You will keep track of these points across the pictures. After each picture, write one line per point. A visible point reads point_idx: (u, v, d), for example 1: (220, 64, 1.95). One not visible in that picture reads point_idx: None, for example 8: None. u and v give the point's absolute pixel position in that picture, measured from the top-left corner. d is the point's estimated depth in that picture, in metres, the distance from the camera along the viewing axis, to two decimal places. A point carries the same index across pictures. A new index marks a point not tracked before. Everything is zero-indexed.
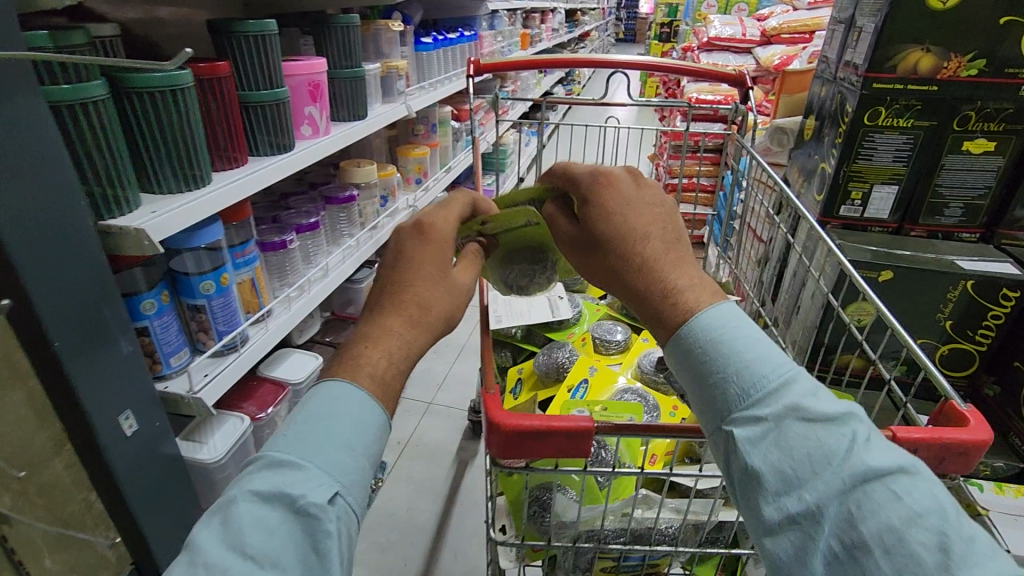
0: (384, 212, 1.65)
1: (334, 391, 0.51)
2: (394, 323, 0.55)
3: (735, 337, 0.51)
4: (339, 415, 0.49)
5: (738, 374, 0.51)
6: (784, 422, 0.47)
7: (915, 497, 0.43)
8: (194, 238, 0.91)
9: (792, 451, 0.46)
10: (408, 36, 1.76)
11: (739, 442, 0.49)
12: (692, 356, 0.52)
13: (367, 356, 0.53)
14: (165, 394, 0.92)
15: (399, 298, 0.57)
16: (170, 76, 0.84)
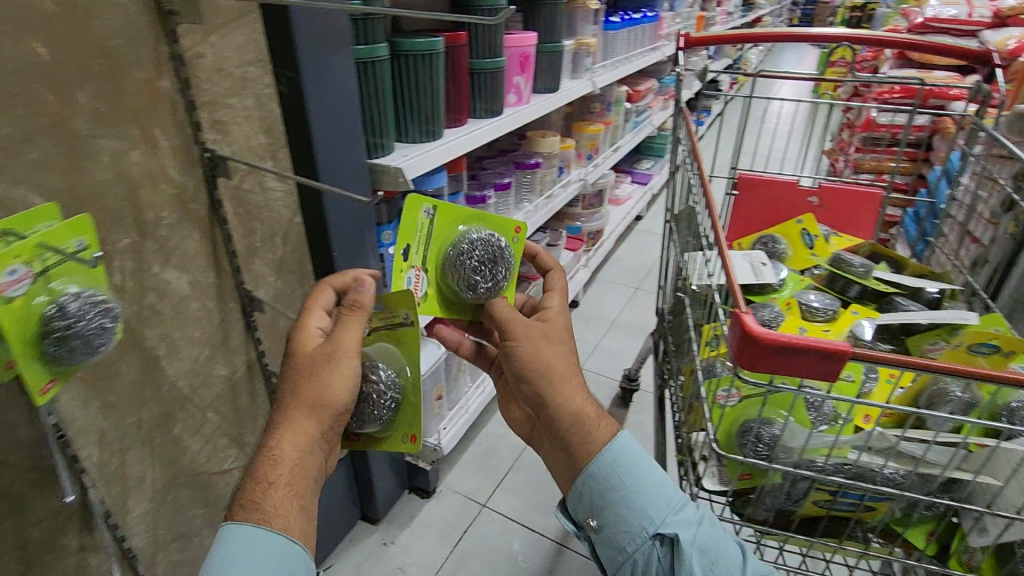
0: (560, 183, 1.75)
1: (232, 534, 0.55)
2: (271, 424, 0.60)
3: (636, 488, 0.63)
4: (246, 558, 0.53)
5: (651, 495, 0.63)
6: (705, 526, 0.61)
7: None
8: (427, 182, 1.05)
9: (713, 562, 0.60)
10: (600, 15, 1.81)
11: (674, 551, 0.60)
12: (635, 469, 0.63)
13: (266, 463, 0.57)
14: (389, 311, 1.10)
15: (278, 390, 0.62)
16: (428, 42, 0.97)
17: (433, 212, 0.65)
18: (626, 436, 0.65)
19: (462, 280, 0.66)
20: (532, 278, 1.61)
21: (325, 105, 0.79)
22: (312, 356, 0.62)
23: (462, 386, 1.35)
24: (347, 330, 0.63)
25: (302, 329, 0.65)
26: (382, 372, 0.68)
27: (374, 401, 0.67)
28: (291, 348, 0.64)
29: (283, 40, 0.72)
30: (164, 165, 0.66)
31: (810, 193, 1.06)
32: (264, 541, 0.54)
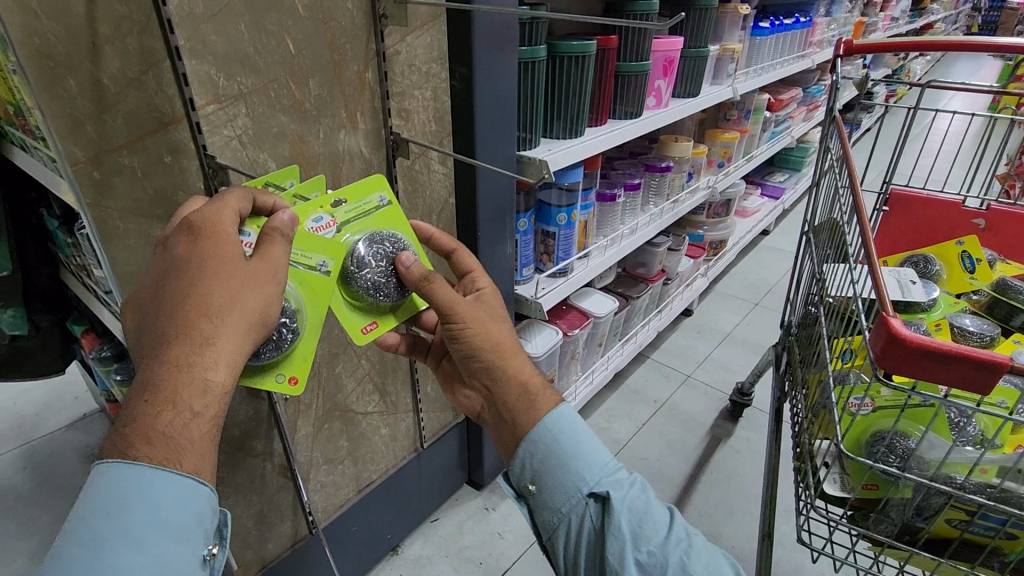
0: (688, 188, 1.74)
1: (116, 474, 0.43)
2: (180, 347, 0.45)
3: (570, 451, 0.64)
4: (144, 503, 0.43)
5: (585, 459, 0.64)
6: (636, 498, 0.62)
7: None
8: (567, 176, 1.12)
9: (643, 526, 0.60)
10: (750, 20, 1.77)
11: (606, 510, 0.61)
12: (569, 436, 0.65)
13: (180, 379, 0.45)
14: (517, 294, 1.18)
15: (182, 303, 0.46)
16: (581, 45, 1.03)
17: (386, 202, 0.68)
18: (566, 407, 0.67)
19: (362, 270, 0.63)
20: (650, 279, 1.63)
21: (489, 99, 0.88)
22: (221, 265, 0.48)
23: (573, 374, 1.40)
24: (270, 260, 0.51)
25: (216, 229, 0.49)
26: (286, 311, 0.57)
27: (275, 339, 0.57)
28: (199, 261, 0.48)
29: (462, 40, 0.83)
30: (359, 143, 0.79)
31: (976, 214, 0.98)
32: (163, 484, 0.44)
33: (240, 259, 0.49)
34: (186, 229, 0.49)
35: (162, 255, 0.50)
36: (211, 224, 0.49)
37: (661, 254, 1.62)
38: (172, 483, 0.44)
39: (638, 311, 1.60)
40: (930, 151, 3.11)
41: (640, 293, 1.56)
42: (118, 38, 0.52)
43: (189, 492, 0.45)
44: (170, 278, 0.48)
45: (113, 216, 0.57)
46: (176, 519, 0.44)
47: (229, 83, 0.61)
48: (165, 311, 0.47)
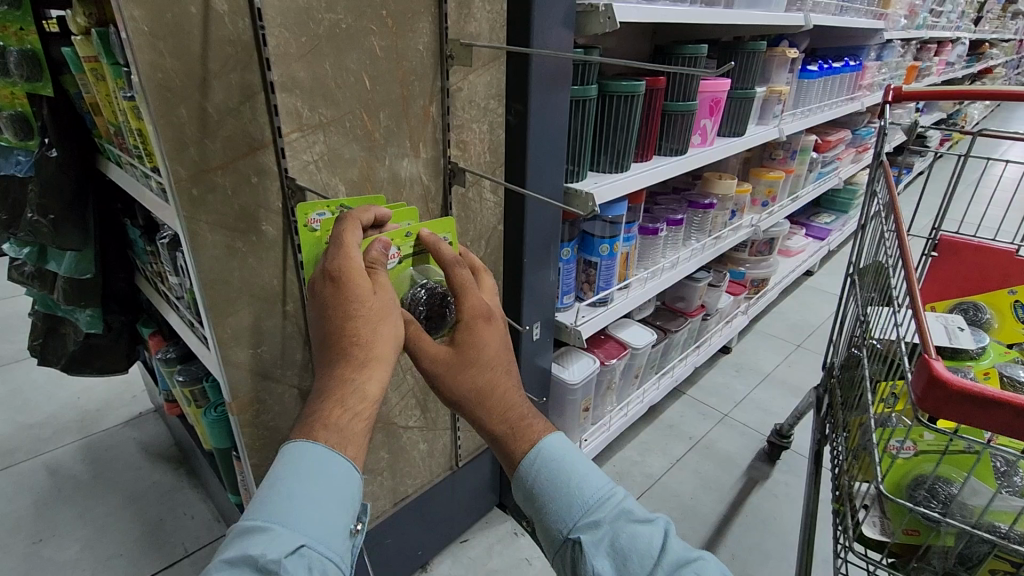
0: (731, 226, 1.75)
1: (300, 451, 0.51)
2: (343, 368, 0.53)
3: (548, 488, 0.62)
4: (315, 472, 0.50)
5: (564, 498, 0.61)
6: (618, 525, 0.58)
7: (670, 543, 0.57)
8: (611, 209, 1.15)
9: (626, 558, 0.56)
10: (797, 63, 1.80)
11: (577, 548, 0.58)
12: (557, 477, 0.62)
13: (345, 390, 0.52)
14: (557, 320, 1.21)
15: (337, 337, 0.54)
16: (631, 84, 1.08)
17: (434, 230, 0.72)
18: (546, 445, 0.64)
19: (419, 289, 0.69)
20: (689, 314, 1.63)
21: (541, 133, 0.93)
22: (350, 297, 0.54)
23: (608, 404, 1.40)
24: (388, 290, 0.58)
25: (352, 268, 0.55)
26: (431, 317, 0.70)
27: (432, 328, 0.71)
28: (342, 300, 0.54)
29: (520, 80, 0.88)
30: (420, 171, 0.84)
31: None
32: (329, 464, 0.51)
33: (369, 291, 0.55)
34: (325, 270, 0.55)
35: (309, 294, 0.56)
36: (347, 264, 0.55)
37: (701, 289, 1.63)
38: (337, 467, 0.51)
39: (676, 346, 1.60)
40: (985, 198, 3.02)
41: (678, 327, 1.56)
42: (224, 73, 0.59)
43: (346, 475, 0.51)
44: (322, 312, 0.55)
45: (203, 228, 0.64)
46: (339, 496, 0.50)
47: (312, 114, 0.68)
48: (328, 343, 0.54)
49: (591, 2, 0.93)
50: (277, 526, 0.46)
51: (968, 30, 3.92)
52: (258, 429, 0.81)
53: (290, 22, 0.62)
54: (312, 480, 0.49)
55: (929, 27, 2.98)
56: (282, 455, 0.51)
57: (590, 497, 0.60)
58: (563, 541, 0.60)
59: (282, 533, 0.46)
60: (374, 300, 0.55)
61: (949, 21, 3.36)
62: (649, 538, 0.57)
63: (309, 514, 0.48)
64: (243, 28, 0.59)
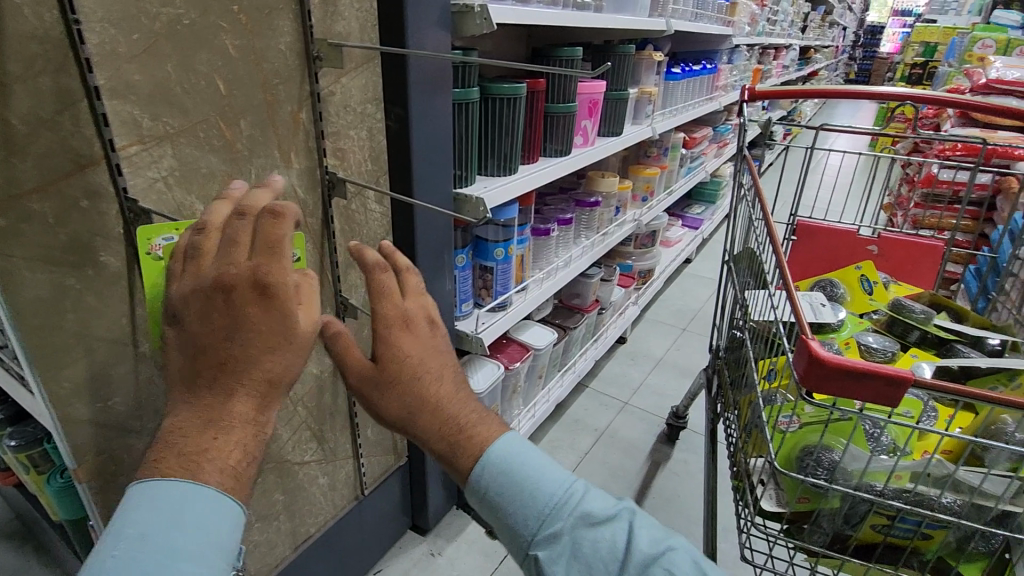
0: (616, 221, 1.82)
1: (153, 492, 0.42)
2: (238, 398, 0.45)
3: (502, 498, 0.57)
4: (180, 514, 0.42)
5: (518, 505, 0.56)
6: (578, 533, 0.55)
7: (636, 535, 0.55)
8: (502, 212, 1.14)
9: (591, 565, 0.54)
10: (662, 66, 1.91)
11: (541, 558, 0.54)
12: (507, 484, 0.57)
13: (237, 421, 0.45)
14: (457, 330, 1.18)
15: (229, 361, 0.45)
16: (512, 87, 1.08)
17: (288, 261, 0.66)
18: (492, 451, 0.58)
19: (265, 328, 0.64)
20: (585, 309, 1.67)
21: (425, 138, 0.90)
22: (259, 322, 0.45)
23: (515, 407, 1.40)
24: (309, 316, 0.49)
25: (284, 284, 0.46)
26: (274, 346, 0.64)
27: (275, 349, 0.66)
28: (253, 325, 0.45)
29: (397, 82, 0.84)
30: (293, 183, 0.77)
31: (871, 240, 1.09)
32: (196, 500, 0.43)
33: (289, 321, 0.46)
34: (252, 276, 0.45)
35: (216, 298, 0.45)
36: (282, 282, 0.46)
37: (594, 285, 1.68)
38: (210, 502, 0.43)
39: (576, 342, 1.64)
40: (823, 185, 3.45)
41: (576, 324, 1.60)
42: (29, 77, 0.49)
43: (217, 507, 0.44)
44: (229, 326, 0.45)
45: (19, 265, 0.53)
46: (215, 527, 0.43)
47: (154, 124, 0.59)
48: (223, 364, 0.45)
49: (465, 3, 0.90)
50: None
51: (797, 37, 4.46)
52: (118, 492, 0.69)
53: (115, 16, 0.53)
54: (182, 520, 0.42)
55: (767, 34, 3.34)
56: (125, 505, 0.42)
57: (548, 503, 0.56)
58: (523, 552, 0.56)
59: None
60: (294, 331, 0.46)
61: (782, 29, 3.80)
62: (614, 539, 0.55)
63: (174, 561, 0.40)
64: (51, 21, 0.49)
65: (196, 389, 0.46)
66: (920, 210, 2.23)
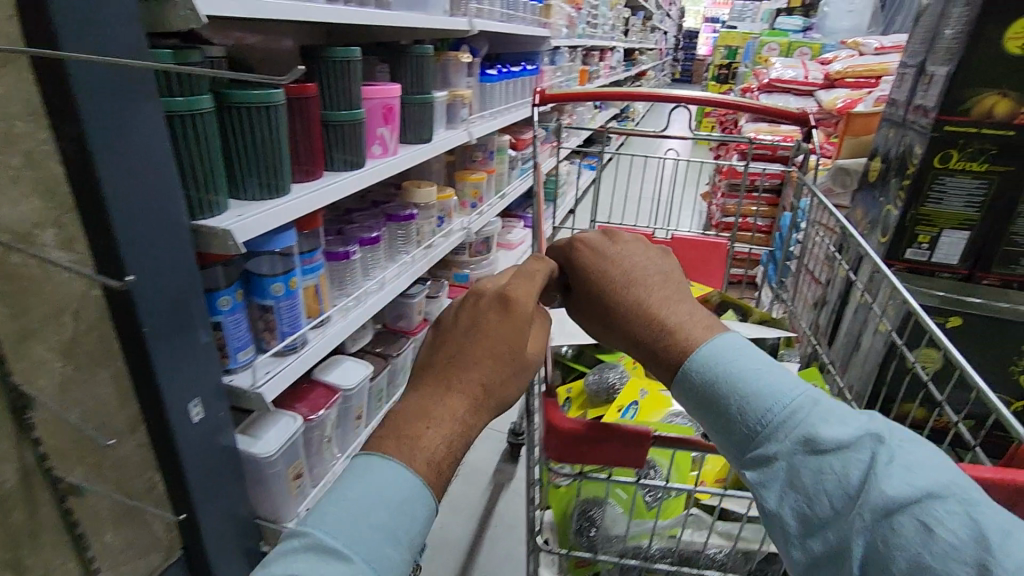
0: (440, 232, 1.71)
1: (375, 466, 0.47)
2: (456, 398, 0.50)
3: (721, 397, 0.55)
4: (376, 494, 0.45)
5: (755, 406, 0.53)
6: (796, 459, 0.50)
7: (881, 469, 0.46)
8: (272, 241, 0.98)
9: (811, 489, 0.48)
10: (474, 67, 1.84)
11: (772, 462, 0.51)
12: (716, 397, 0.55)
13: (440, 401, 0.50)
14: (230, 386, 0.98)
15: (445, 368, 0.52)
16: (264, 93, 0.91)
17: None
18: (701, 353, 0.57)
19: None
20: (411, 332, 1.54)
21: (122, 161, 0.69)
22: (480, 313, 0.56)
23: (329, 457, 1.23)
24: (513, 317, 0.56)
25: (522, 301, 0.57)
26: None
27: None
28: (476, 323, 0.56)
29: (58, 91, 0.63)
30: None
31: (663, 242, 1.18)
32: (388, 485, 0.46)
33: (501, 317, 0.56)
34: (495, 297, 0.57)
35: (468, 308, 0.58)
36: (520, 300, 0.57)
37: (419, 304, 1.55)
38: (402, 485, 0.46)
39: (403, 369, 1.50)
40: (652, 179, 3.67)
41: (400, 350, 1.47)
42: None
43: (409, 505, 0.45)
44: (461, 356, 0.53)
45: None
46: (398, 514, 0.45)
47: None
48: (440, 372, 0.53)
49: None
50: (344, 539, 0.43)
51: (621, 39, 4.74)
52: None
53: None
54: (391, 505, 0.45)
55: (589, 36, 3.47)
56: (346, 472, 0.47)
57: (768, 419, 0.52)
58: (747, 453, 0.54)
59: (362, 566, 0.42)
60: (519, 346, 0.55)
61: (605, 31, 3.99)
62: (844, 472, 0.47)
63: (375, 541, 0.43)
64: None
65: (421, 381, 0.53)
66: (727, 200, 2.42)
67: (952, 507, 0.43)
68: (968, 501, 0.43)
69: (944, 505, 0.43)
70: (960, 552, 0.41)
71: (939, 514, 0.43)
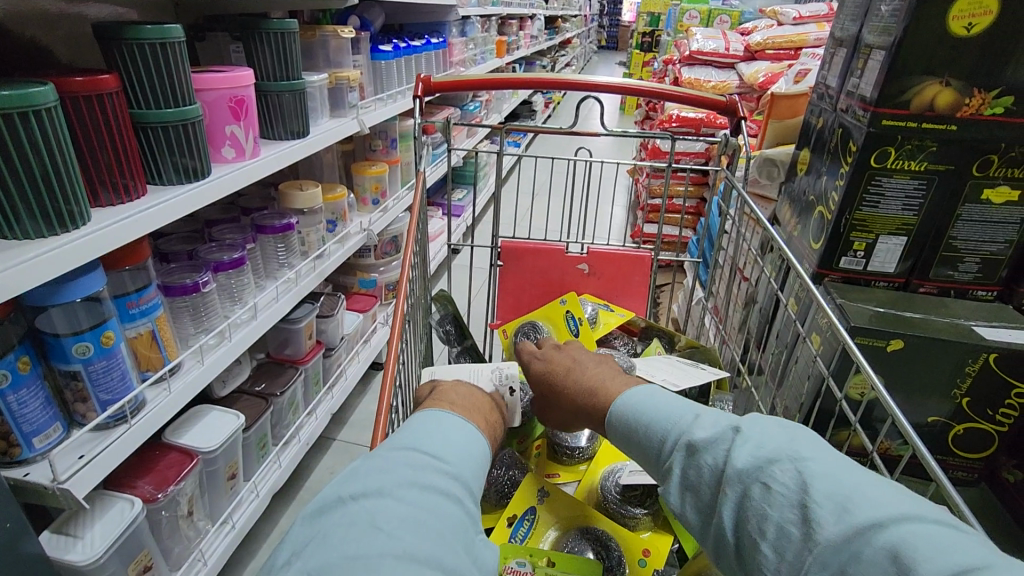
0: (333, 238, 1.47)
1: (443, 422, 0.53)
2: (466, 398, 0.62)
3: (642, 424, 0.59)
4: (446, 433, 0.51)
5: (658, 422, 0.58)
6: (686, 462, 0.53)
7: (737, 453, 0.50)
8: (65, 292, 0.75)
9: (699, 477, 0.52)
10: (364, 42, 1.60)
11: (687, 464, 0.53)
12: (630, 436, 0.60)
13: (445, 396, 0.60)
14: (21, 483, 0.74)
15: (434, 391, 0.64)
16: (22, 95, 0.66)
17: None
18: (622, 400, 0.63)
19: None
20: (301, 361, 1.32)
21: None
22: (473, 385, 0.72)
23: (192, 532, 1.01)
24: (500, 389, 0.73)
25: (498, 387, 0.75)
26: None
27: None
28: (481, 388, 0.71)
29: None
30: None
31: (574, 259, 1.19)
32: (452, 426, 0.53)
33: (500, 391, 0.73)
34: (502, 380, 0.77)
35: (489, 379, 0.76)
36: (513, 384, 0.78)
37: (308, 327, 1.33)
38: (460, 430, 0.53)
39: (292, 405, 1.29)
40: None
41: (286, 386, 1.25)
42: None
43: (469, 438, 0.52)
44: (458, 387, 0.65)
45: None
46: (465, 445, 0.50)
47: None
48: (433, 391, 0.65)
49: None
50: (440, 464, 0.45)
51: (540, 6, 4.49)
52: None
53: None
54: (466, 446, 0.50)
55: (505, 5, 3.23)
56: (416, 421, 0.53)
57: (661, 438, 0.57)
58: (664, 456, 0.56)
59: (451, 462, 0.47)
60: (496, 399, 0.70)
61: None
62: (716, 462, 0.51)
63: (464, 470, 0.47)
64: None
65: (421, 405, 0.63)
66: (652, 181, 2.32)
67: (789, 465, 0.47)
68: (798, 461, 0.47)
69: (782, 465, 0.47)
70: (789, 502, 0.45)
71: (772, 474, 0.47)
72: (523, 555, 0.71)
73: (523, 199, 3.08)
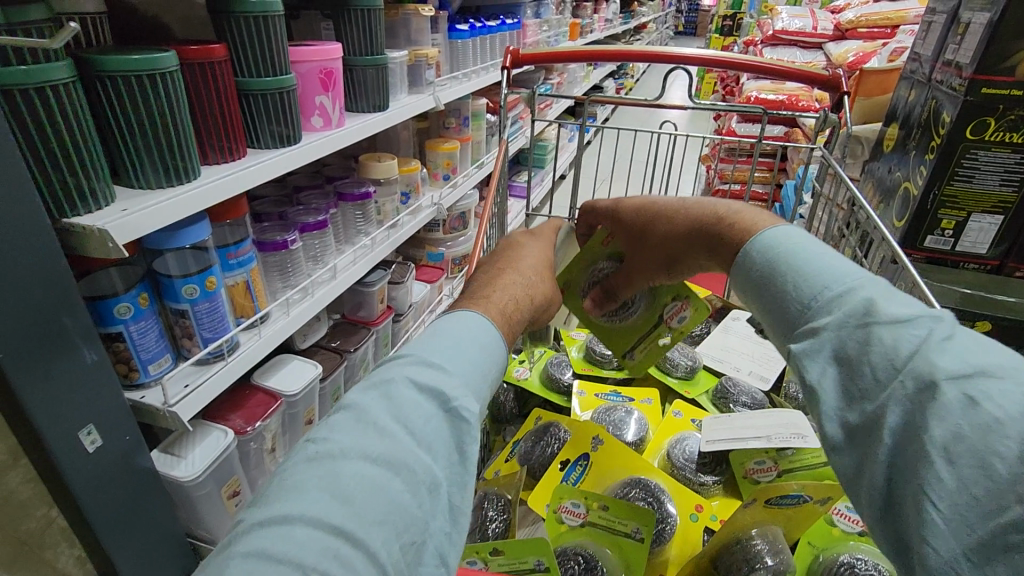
0: (406, 210, 1.55)
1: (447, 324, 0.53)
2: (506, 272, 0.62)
3: (795, 278, 0.55)
4: (438, 337, 0.51)
5: (825, 271, 0.54)
6: (848, 332, 0.49)
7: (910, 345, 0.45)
8: (176, 238, 0.84)
9: (860, 360, 0.47)
10: (442, 22, 1.65)
11: (844, 340, 0.49)
12: (775, 286, 0.57)
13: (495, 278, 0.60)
14: (139, 404, 0.85)
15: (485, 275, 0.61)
16: (149, 58, 0.75)
17: None
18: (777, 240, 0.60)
19: None
20: (373, 322, 1.41)
21: None
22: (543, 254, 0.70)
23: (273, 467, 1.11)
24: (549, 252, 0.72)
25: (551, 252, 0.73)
26: None
27: None
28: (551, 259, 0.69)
29: None
30: None
31: None
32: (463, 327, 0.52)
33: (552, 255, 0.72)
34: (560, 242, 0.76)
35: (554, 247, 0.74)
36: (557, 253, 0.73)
37: (380, 291, 1.41)
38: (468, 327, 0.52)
39: (363, 363, 1.38)
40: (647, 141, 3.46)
41: (359, 343, 1.34)
42: None
43: (460, 336, 0.51)
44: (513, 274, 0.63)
45: None
46: (456, 343, 0.50)
47: None
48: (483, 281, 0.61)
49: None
50: (410, 366, 0.47)
51: None
52: None
53: None
54: (455, 344, 0.50)
55: None
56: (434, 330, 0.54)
57: (818, 296, 0.53)
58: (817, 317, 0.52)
59: (425, 361, 0.48)
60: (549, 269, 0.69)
61: None
62: (881, 343, 0.46)
63: (442, 368, 0.48)
64: None
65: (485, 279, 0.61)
66: (725, 165, 2.25)
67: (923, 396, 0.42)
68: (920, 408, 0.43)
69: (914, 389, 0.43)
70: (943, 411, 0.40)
71: (916, 383, 0.43)
72: (579, 497, 0.74)
73: (590, 183, 3.06)
